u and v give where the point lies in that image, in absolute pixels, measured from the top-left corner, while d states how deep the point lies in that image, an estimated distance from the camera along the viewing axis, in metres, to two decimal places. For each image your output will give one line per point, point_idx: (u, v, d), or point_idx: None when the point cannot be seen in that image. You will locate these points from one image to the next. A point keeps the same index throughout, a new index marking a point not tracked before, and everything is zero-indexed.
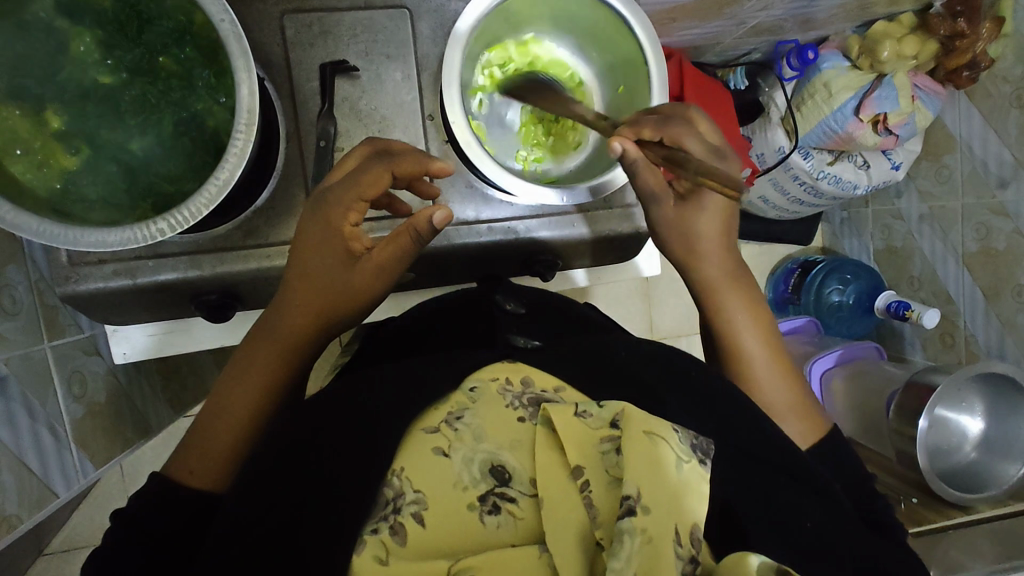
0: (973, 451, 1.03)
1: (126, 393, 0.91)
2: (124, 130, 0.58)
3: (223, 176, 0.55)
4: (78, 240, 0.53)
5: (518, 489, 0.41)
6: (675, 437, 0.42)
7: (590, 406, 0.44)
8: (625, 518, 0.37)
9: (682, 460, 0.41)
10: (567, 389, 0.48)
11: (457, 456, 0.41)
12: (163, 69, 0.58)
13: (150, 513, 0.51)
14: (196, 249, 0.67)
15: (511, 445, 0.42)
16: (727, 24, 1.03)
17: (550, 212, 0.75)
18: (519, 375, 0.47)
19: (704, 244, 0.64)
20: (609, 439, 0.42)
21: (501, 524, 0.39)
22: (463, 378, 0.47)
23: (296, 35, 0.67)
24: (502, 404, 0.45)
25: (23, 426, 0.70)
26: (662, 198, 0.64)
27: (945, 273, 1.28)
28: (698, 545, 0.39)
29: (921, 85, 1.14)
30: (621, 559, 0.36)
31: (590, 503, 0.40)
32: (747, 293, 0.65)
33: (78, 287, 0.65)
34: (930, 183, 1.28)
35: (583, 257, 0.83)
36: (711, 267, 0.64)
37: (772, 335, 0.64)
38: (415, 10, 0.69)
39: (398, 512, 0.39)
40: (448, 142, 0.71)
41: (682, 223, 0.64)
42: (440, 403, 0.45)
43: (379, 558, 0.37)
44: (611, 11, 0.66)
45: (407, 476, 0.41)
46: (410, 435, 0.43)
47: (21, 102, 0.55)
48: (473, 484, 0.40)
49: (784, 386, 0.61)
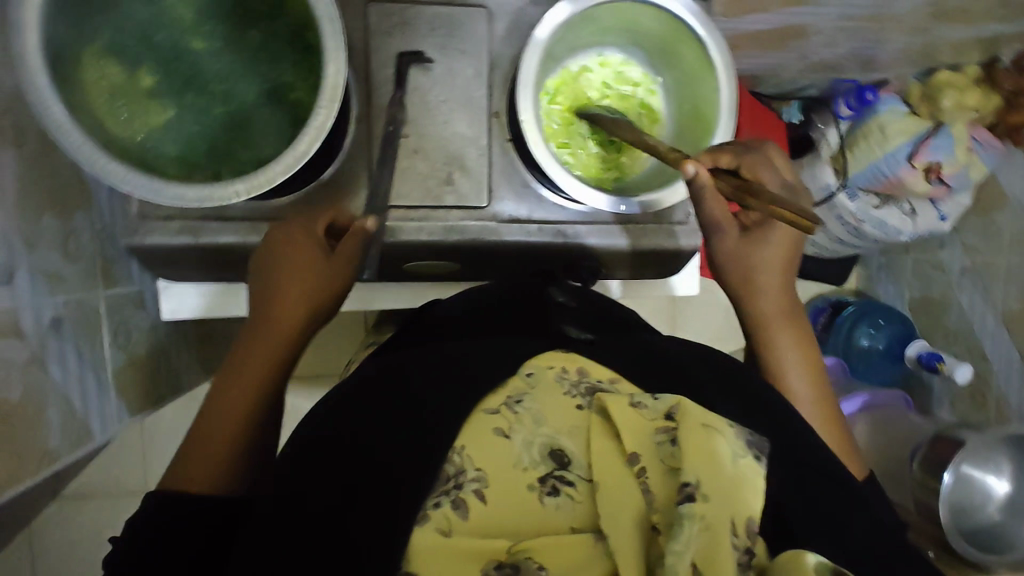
0: (997, 513, 0.99)
1: (163, 349, 0.95)
2: (208, 96, 0.61)
3: (300, 148, 0.56)
4: (161, 192, 0.55)
5: (576, 473, 0.42)
6: (731, 433, 0.42)
7: (646, 398, 0.44)
8: (684, 505, 0.38)
9: (739, 455, 0.40)
10: (621, 380, 0.48)
11: (517, 438, 0.42)
12: (253, 42, 0.61)
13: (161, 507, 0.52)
14: (259, 216, 0.70)
15: (569, 430, 0.43)
16: (789, 57, 1.04)
17: (602, 220, 0.77)
18: (575, 364, 0.48)
19: (762, 277, 0.65)
20: (663, 430, 0.42)
21: (560, 506, 0.40)
22: (520, 364, 0.48)
23: (378, 23, 0.69)
24: (559, 391, 0.46)
25: (73, 368, 0.73)
26: (726, 231, 0.64)
27: (982, 329, 1.27)
28: (753, 538, 0.39)
29: (978, 137, 1.13)
30: (681, 542, 0.37)
31: (648, 488, 0.40)
32: (798, 329, 0.65)
33: (143, 240, 0.68)
34: (977, 237, 1.26)
35: (624, 270, 0.83)
36: (768, 301, 0.65)
37: (821, 375, 0.63)
38: (493, 11, 0.71)
39: (459, 488, 0.41)
40: (510, 140, 0.73)
41: (744, 254, 0.65)
42: (501, 386, 0.46)
43: (442, 530, 0.39)
44: (690, 33, 0.67)
45: (468, 454, 0.42)
46: (472, 416, 0.44)
47: (120, 59, 0.58)
48: (533, 466, 0.41)
49: (827, 426, 0.60)
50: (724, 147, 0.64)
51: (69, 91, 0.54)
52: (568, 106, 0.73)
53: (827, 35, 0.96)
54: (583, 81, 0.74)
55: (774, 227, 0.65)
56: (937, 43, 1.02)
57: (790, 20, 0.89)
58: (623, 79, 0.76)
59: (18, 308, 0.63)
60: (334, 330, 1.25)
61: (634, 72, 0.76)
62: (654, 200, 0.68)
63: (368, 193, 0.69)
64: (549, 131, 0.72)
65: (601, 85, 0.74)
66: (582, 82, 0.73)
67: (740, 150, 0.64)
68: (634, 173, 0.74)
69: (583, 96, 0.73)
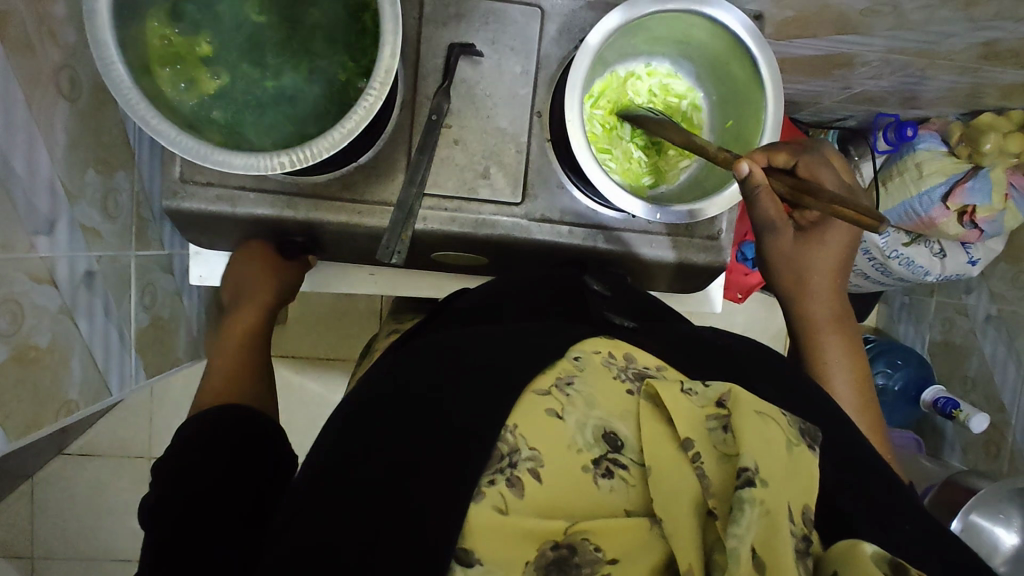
0: (1002, 565, 0.96)
1: (184, 313, 0.96)
2: (262, 66, 0.62)
3: (348, 126, 0.57)
4: (208, 156, 0.56)
5: (628, 456, 0.43)
6: (783, 420, 0.44)
7: (696, 385, 0.45)
8: (744, 488, 0.38)
9: (793, 442, 0.42)
10: (667, 368, 0.51)
11: (570, 419, 0.43)
12: (312, 19, 0.62)
13: (185, 470, 0.56)
14: (295, 191, 0.70)
15: (621, 414, 0.44)
16: (832, 86, 1.04)
17: (637, 228, 0.77)
18: (621, 351, 0.51)
19: (813, 282, 0.68)
20: (715, 416, 0.43)
21: (614, 488, 0.42)
22: (568, 348, 0.49)
23: (433, 12, 0.70)
24: (608, 375, 0.47)
25: (99, 322, 0.74)
26: (783, 232, 0.66)
27: (1002, 379, 1.25)
28: (809, 526, 0.40)
29: (1016, 184, 1.12)
30: (741, 527, 0.37)
31: (703, 474, 0.40)
32: (845, 330, 0.70)
33: (181, 204, 0.69)
34: (1005, 285, 1.25)
35: (656, 279, 0.84)
36: (818, 305, 0.69)
37: (863, 370, 0.69)
38: (546, 11, 0.71)
39: (514, 466, 0.41)
40: (549, 140, 0.73)
41: (797, 259, 0.68)
42: (551, 367, 0.47)
43: (499, 508, 0.39)
44: (743, 49, 0.67)
45: (521, 434, 0.42)
46: (521, 397, 0.44)
47: (181, 24, 0.59)
48: (587, 448, 0.42)
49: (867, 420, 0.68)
50: (781, 145, 0.64)
51: (129, 50, 0.56)
52: (612, 111, 0.73)
53: (874, 67, 0.95)
54: (631, 88, 0.74)
55: (832, 229, 0.67)
56: (984, 86, 1.01)
57: (839, 47, 0.88)
58: (668, 89, 0.75)
59: (55, 258, 0.64)
60: (350, 317, 1.26)
61: (681, 84, 0.76)
62: (694, 210, 0.68)
63: (404, 179, 0.70)
64: (591, 135, 0.72)
65: (648, 93, 0.74)
66: (630, 88, 0.74)
67: (798, 150, 0.64)
68: (672, 182, 0.75)
69: (627, 102, 0.73)
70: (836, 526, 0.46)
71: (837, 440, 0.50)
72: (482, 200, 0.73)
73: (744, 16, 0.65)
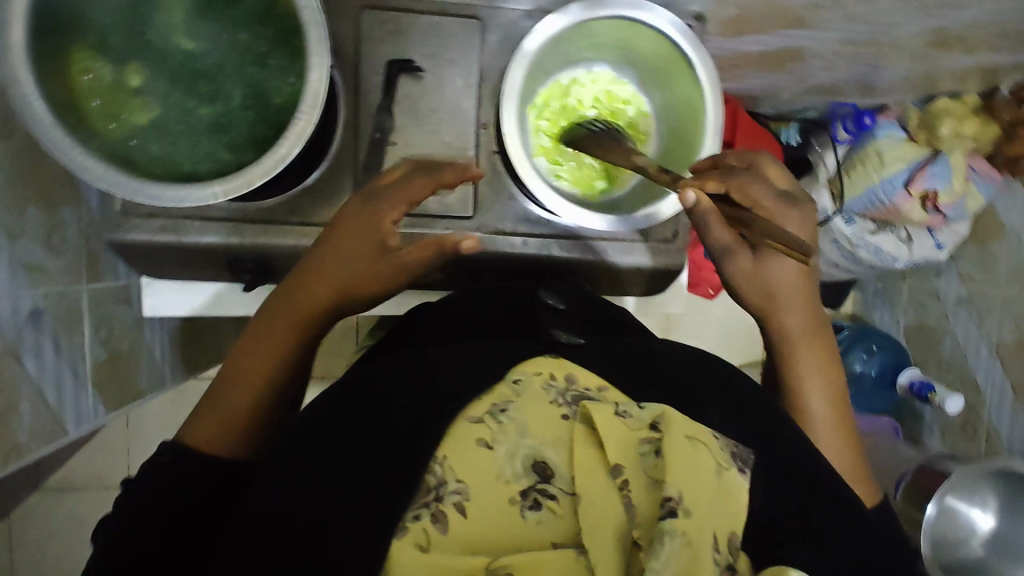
0: (980, 547, 0.98)
1: (145, 343, 0.95)
2: (196, 95, 0.61)
3: (279, 153, 0.56)
4: (137, 191, 0.55)
5: (558, 486, 0.42)
6: (716, 444, 0.44)
7: (631, 407, 0.45)
8: (666, 520, 0.38)
9: (722, 466, 0.42)
10: (610, 389, 0.49)
11: (500, 449, 0.43)
12: (242, 45, 0.61)
13: (159, 497, 0.50)
14: (241, 217, 0.69)
15: (553, 442, 0.44)
16: (787, 79, 1.04)
17: (607, 236, 0.77)
18: (562, 371, 0.49)
19: (782, 293, 0.65)
20: (648, 440, 0.43)
21: (541, 521, 0.41)
22: (508, 371, 0.49)
23: (370, 30, 0.69)
24: (544, 400, 0.46)
25: (49, 359, 0.72)
26: (735, 254, 0.66)
27: (975, 359, 1.26)
28: (735, 553, 0.41)
29: (976, 167, 1.12)
30: (661, 561, 0.37)
31: (630, 503, 0.41)
32: (821, 346, 0.65)
33: (126, 236, 0.68)
34: (973, 267, 1.26)
35: (624, 287, 0.83)
36: (791, 317, 0.65)
37: (841, 393, 0.63)
38: (486, 22, 0.71)
39: (440, 499, 0.41)
40: (498, 152, 0.73)
41: (764, 273, 0.65)
42: (485, 394, 0.46)
43: (420, 545, 0.39)
44: (680, 54, 0.67)
45: (449, 466, 0.42)
46: (454, 424, 0.44)
47: (108, 57, 0.58)
48: (515, 479, 0.42)
49: (844, 450, 0.60)
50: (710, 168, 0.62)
51: (54, 88, 0.54)
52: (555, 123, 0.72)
53: (825, 59, 0.95)
54: (572, 96, 0.73)
55: None
56: (937, 72, 1.02)
57: (788, 42, 0.88)
58: (612, 95, 0.75)
59: None
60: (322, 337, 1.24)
61: (623, 89, 0.76)
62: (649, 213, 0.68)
63: None
64: (539, 148, 0.72)
65: (591, 100, 0.74)
66: (570, 97, 0.73)
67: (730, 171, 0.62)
68: (622, 185, 0.74)
69: (572, 111, 0.73)
70: (765, 551, 0.44)
71: (781, 452, 0.48)
72: (435, 215, 0.72)
73: (675, 18, 0.66)
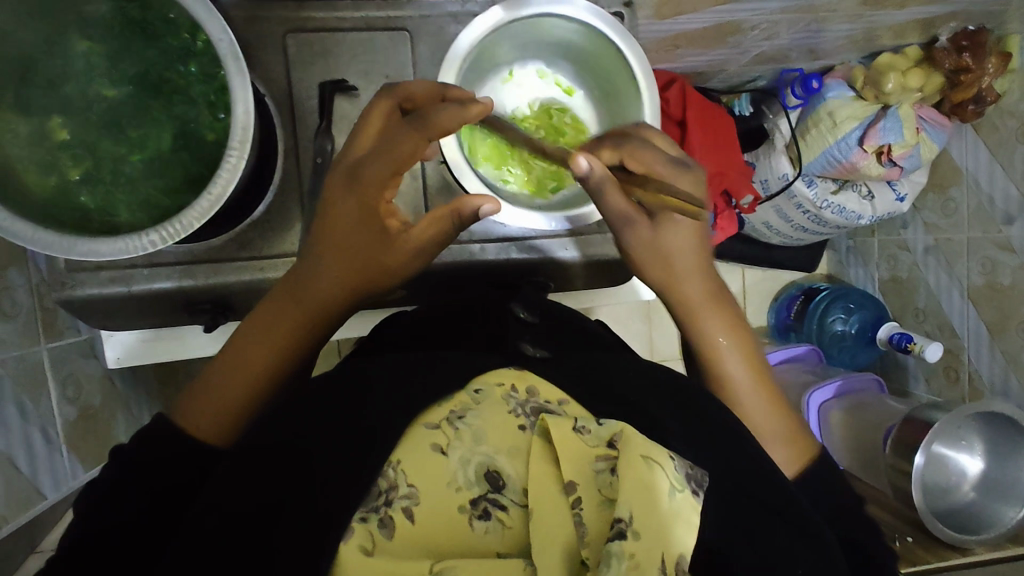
0: (972, 491, 1.01)
1: (117, 393, 0.93)
2: (125, 143, 0.60)
3: (215, 192, 0.56)
4: (72, 248, 0.55)
5: (510, 497, 0.42)
6: (671, 466, 0.44)
7: (590, 423, 0.45)
8: (615, 542, 0.38)
9: (675, 488, 0.42)
10: (571, 403, 0.50)
11: (454, 455, 0.43)
12: (166, 86, 0.60)
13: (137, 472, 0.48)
14: (191, 259, 0.68)
15: (508, 451, 0.44)
16: (731, 52, 1.04)
17: (547, 234, 0.77)
18: (524, 384, 0.50)
19: (682, 261, 0.62)
20: (604, 458, 0.43)
21: (489, 530, 0.41)
22: (469, 380, 0.49)
23: (298, 54, 0.68)
24: (505, 409, 0.47)
25: (15, 427, 0.71)
26: (634, 225, 0.60)
27: (950, 305, 1.27)
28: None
29: (926, 117, 1.15)
30: None
31: (581, 521, 0.41)
32: (724, 308, 0.63)
33: (74, 292, 0.66)
34: (936, 215, 1.28)
35: (576, 281, 0.83)
36: (690, 286, 0.62)
37: (753, 351, 0.62)
38: (415, 33, 0.70)
39: (389, 505, 0.41)
40: (443, 163, 0.73)
41: (659, 247, 0.61)
42: (442, 402, 0.47)
43: (365, 549, 0.39)
44: (608, 43, 0.68)
45: (402, 469, 0.43)
46: (411, 429, 0.45)
47: (26, 115, 0.56)
48: (467, 486, 0.42)
49: (771, 409, 0.60)
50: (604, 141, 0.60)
51: None
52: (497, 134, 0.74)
53: (763, 29, 0.96)
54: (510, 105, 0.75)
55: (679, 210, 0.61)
56: (875, 28, 1.03)
57: (723, 17, 0.89)
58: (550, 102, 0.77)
59: None
60: None
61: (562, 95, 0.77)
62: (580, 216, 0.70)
63: (302, 228, 0.68)
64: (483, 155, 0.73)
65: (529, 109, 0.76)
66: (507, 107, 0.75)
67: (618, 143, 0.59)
68: (573, 183, 0.73)
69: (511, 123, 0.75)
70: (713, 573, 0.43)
71: (745, 470, 0.48)
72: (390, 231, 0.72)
73: (591, 5, 0.66)
